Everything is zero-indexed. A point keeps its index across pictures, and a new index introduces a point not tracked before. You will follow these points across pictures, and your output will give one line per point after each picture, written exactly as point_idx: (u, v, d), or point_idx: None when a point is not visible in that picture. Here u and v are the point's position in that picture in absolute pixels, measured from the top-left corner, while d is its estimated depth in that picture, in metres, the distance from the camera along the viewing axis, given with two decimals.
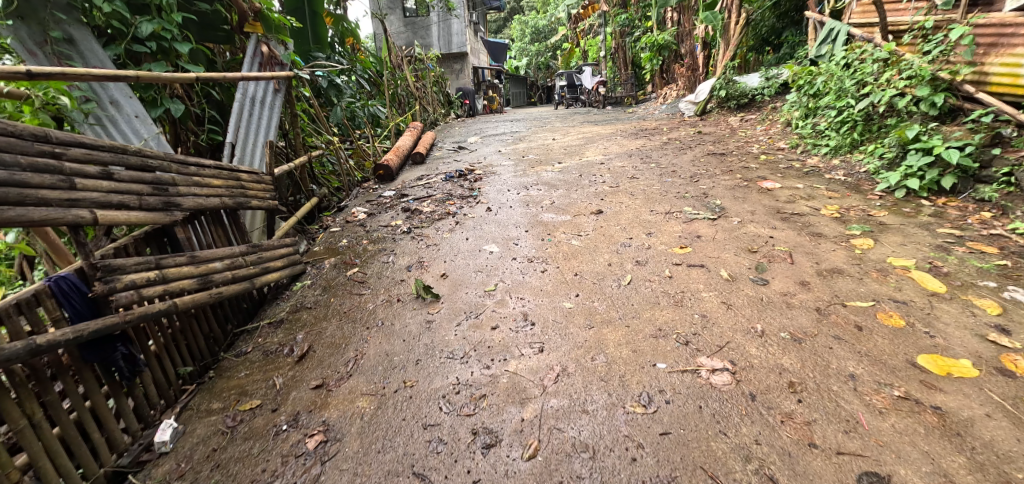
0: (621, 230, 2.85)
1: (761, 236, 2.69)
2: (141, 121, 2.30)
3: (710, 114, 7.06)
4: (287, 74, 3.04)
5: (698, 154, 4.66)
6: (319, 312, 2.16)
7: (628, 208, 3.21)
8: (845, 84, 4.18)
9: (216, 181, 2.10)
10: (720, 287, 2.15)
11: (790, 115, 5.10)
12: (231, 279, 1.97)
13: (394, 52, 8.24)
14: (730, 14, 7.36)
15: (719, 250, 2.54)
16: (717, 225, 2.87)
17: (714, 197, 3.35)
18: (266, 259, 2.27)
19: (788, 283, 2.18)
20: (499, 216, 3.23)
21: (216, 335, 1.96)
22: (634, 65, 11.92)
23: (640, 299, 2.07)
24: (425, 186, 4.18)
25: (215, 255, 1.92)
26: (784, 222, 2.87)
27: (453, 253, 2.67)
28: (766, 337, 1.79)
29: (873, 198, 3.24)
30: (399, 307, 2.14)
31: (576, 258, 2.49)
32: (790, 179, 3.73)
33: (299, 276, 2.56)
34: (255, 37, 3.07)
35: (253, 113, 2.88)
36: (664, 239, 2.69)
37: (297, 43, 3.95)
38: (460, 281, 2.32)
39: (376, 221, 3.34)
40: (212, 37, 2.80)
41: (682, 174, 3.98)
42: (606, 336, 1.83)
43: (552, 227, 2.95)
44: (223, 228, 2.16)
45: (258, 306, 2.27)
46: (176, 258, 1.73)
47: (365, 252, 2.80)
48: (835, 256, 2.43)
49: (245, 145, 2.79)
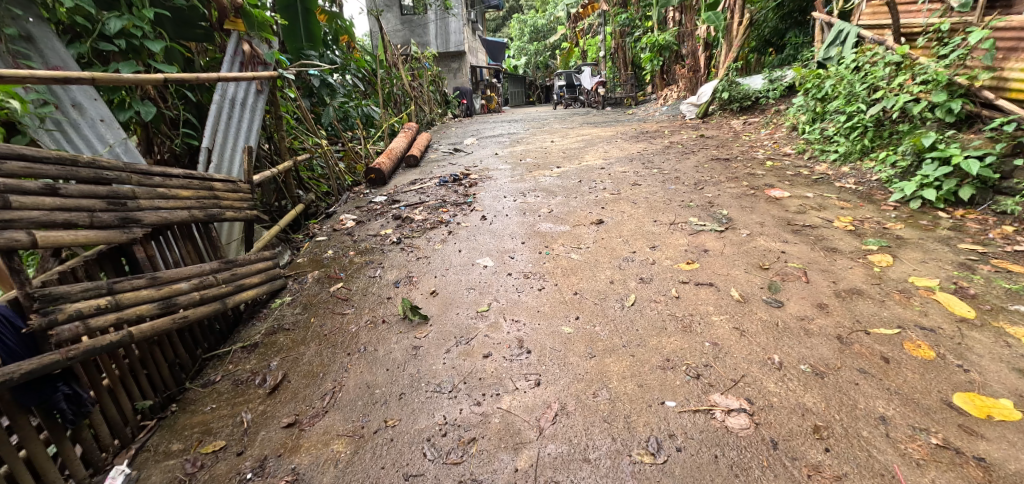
0: (623, 243, 2.68)
1: (772, 250, 2.53)
2: (107, 125, 2.12)
3: (712, 116, 6.90)
4: (270, 74, 2.83)
5: (702, 159, 4.50)
6: (297, 336, 1.99)
7: (630, 218, 3.04)
8: (856, 88, 4.02)
9: (185, 193, 1.92)
10: (732, 310, 1.99)
11: (795, 119, 4.95)
12: (198, 301, 1.80)
13: (389, 50, 8.05)
14: (733, 14, 7.22)
15: (728, 266, 2.37)
16: (725, 237, 2.71)
17: (720, 206, 3.18)
18: (241, 276, 2.09)
19: (804, 306, 2.02)
20: (494, 225, 3.06)
21: (184, 362, 1.79)
22: (634, 65, 11.73)
23: (645, 323, 1.91)
24: (418, 190, 4.01)
25: (181, 274, 1.75)
26: (796, 235, 2.71)
27: (445, 266, 2.50)
28: (785, 370, 1.63)
29: (887, 209, 3.09)
30: (384, 330, 1.97)
31: (577, 275, 2.33)
32: (798, 187, 3.57)
33: (279, 291, 2.39)
34: (236, 35, 2.87)
35: (233, 115, 2.69)
36: (669, 253, 2.53)
37: (288, 42, 3.75)
38: (452, 300, 2.15)
39: (365, 229, 3.17)
40: (190, 34, 2.62)
41: (685, 181, 3.82)
42: (610, 367, 1.67)
43: (550, 239, 2.78)
44: (194, 242, 1.99)
45: (233, 327, 2.10)
46: (134, 281, 1.56)
47: (351, 265, 2.62)
48: (852, 274, 2.28)
49: (223, 151, 2.60)
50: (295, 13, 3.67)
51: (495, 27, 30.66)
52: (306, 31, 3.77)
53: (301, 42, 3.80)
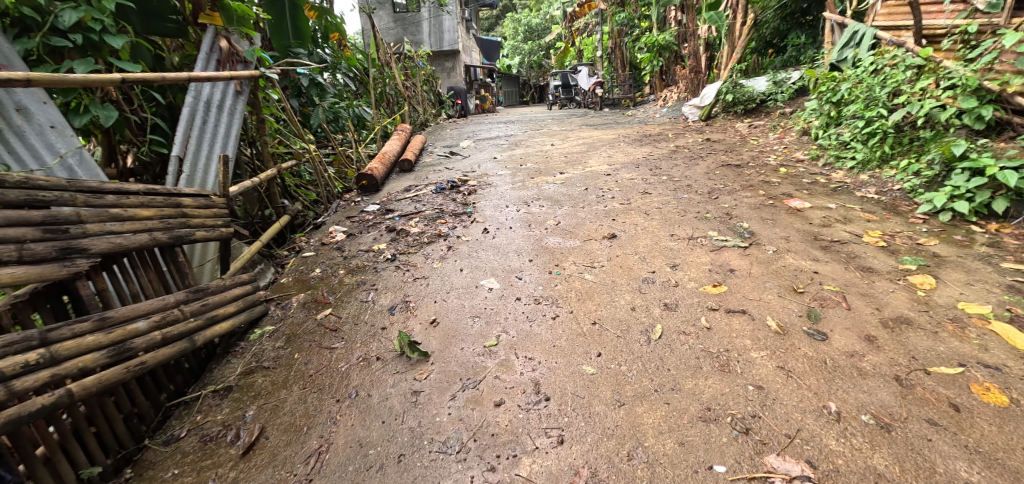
0: (641, 261, 2.45)
1: (803, 270, 2.31)
2: (59, 132, 1.84)
3: (715, 119, 6.73)
4: (251, 73, 2.56)
5: (712, 165, 4.30)
6: (277, 377, 1.74)
7: (644, 232, 2.82)
8: (875, 91, 3.84)
9: (145, 212, 1.67)
10: (772, 343, 1.77)
11: (806, 123, 4.77)
12: (160, 341, 1.55)
13: (381, 48, 7.76)
14: (736, 14, 7.05)
15: (759, 289, 2.15)
16: (750, 255, 2.49)
17: (740, 219, 2.97)
18: (214, 306, 1.84)
19: (851, 338, 1.80)
20: (498, 239, 2.82)
21: (143, 412, 1.54)
22: (632, 66, 11.53)
23: (677, 362, 1.68)
24: (413, 198, 3.75)
25: (137, 312, 1.50)
26: (826, 252, 2.51)
27: (445, 289, 2.26)
28: (845, 422, 1.41)
29: (917, 222, 2.90)
30: (378, 370, 1.72)
31: (593, 300, 2.10)
32: (818, 197, 3.37)
33: (259, 319, 2.12)
34: (213, 30, 2.59)
35: (208, 119, 2.41)
36: (692, 274, 2.31)
37: (275, 39, 3.48)
38: (455, 331, 1.90)
39: (356, 243, 2.91)
40: (159, 29, 2.35)
41: (698, 189, 3.61)
42: (643, 418, 1.44)
43: (560, 256, 2.55)
44: (159, 270, 1.74)
45: (204, 364, 1.84)
46: (78, 326, 1.32)
47: (341, 287, 2.36)
48: (896, 299, 2.07)
49: (196, 159, 2.31)
50: (282, 8, 3.40)
51: (488, 27, 30.41)
52: (293, 27, 3.49)
53: (288, 39, 3.52)
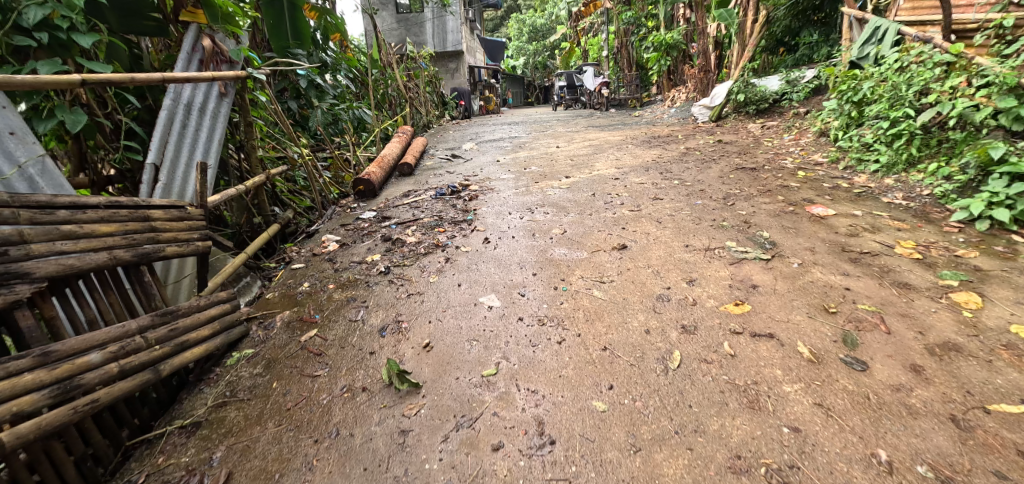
0: (654, 275, 2.26)
1: (834, 287, 2.12)
2: (19, 138, 1.66)
3: (725, 119, 6.51)
4: (235, 73, 2.38)
5: (725, 168, 4.09)
6: (252, 411, 1.57)
7: (657, 242, 2.62)
8: (900, 90, 3.61)
9: (105, 228, 1.50)
10: (807, 375, 1.58)
11: (824, 123, 4.55)
12: (117, 375, 1.38)
13: (383, 49, 7.62)
14: (746, 11, 6.83)
15: (787, 309, 1.96)
16: (774, 268, 2.29)
17: (759, 228, 2.77)
18: (184, 330, 1.67)
19: (894, 369, 1.60)
20: (499, 250, 2.63)
21: (99, 452, 1.38)
22: (639, 65, 11.30)
23: (699, 397, 1.49)
24: (411, 204, 3.58)
25: (89, 343, 1.34)
26: (857, 266, 2.31)
27: (442, 307, 2.07)
28: (898, 475, 1.21)
29: (952, 231, 2.68)
30: (363, 404, 1.54)
31: (604, 321, 1.91)
32: (842, 203, 3.16)
33: (238, 342, 1.95)
34: (195, 27, 2.41)
35: (189, 123, 2.24)
36: (712, 291, 2.11)
37: (273, 40, 3.33)
38: (450, 358, 1.72)
39: (349, 254, 2.74)
40: (138, 27, 2.18)
41: (712, 194, 3.40)
42: (663, 468, 1.24)
43: (566, 269, 2.36)
44: (122, 291, 1.57)
45: (174, 394, 1.67)
46: (15, 364, 1.16)
47: (329, 304, 2.18)
48: (940, 321, 1.86)
49: (175, 167, 2.15)
50: (280, 8, 3.25)
51: (492, 27, 30.26)
52: (293, 27, 3.34)
53: (287, 40, 3.37)
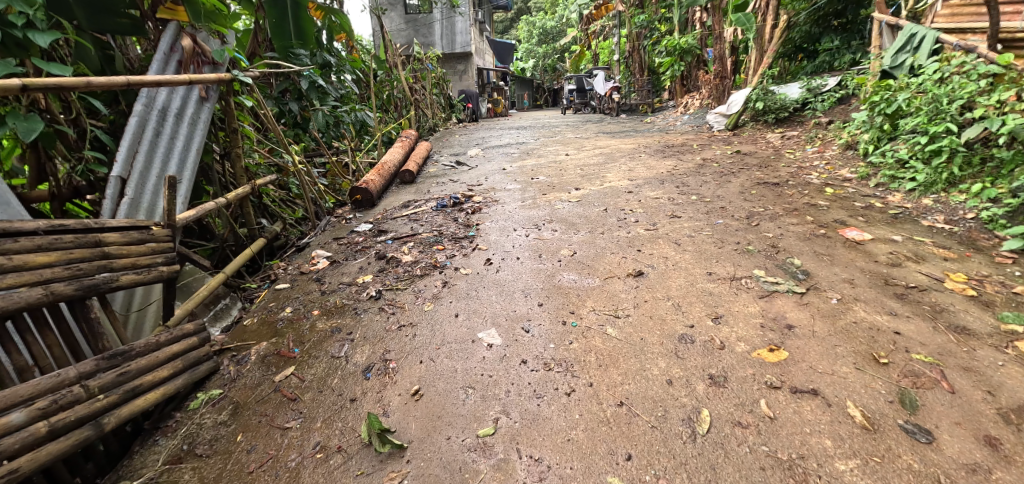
0: (675, 310, 2.02)
1: (881, 331, 1.88)
2: None
3: (742, 128, 6.25)
4: (217, 76, 2.16)
5: (746, 183, 3.83)
6: (209, 472, 1.35)
7: (676, 268, 2.38)
8: (941, 103, 3.33)
9: (41, 257, 1.29)
10: (862, 449, 1.34)
11: (852, 136, 4.28)
12: (44, 437, 1.16)
13: (389, 49, 7.43)
14: (764, 16, 6.57)
15: (829, 359, 1.72)
16: (810, 304, 2.05)
17: (790, 254, 2.52)
18: (138, 373, 1.45)
19: (965, 443, 1.36)
20: (502, 273, 2.40)
21: None
22: (650, 70, 11.01)
23: (736, 474, 1.25)
24: (411, 217, 3.36)
25: (10, 399, 1.12)
26: (904, 305, 2.06)
27: (435, 343, 1.84)
28: None
29: (1005, 262, 2.42)
30: (338, 469, 1.31)
31: (619, 368, 1.67)
32: (877, 226, 2.90)
33: (205, 380, 1.73)
34: (175, 26, 2.20)
35: (163, 131, 2.03)
36: (742, 331, 1.86)
37: (274, 39, 3.11)
38: (442, 411, 1.49)
39: (340, 273, 2.52)
40: (112, 26, 1.97)
41: (734, 212, 3.15)
42: None
43: (576, 298, 2.12)
44: (65, 330, 1.36)
45: (126, 445, 1.46)
46: None
47: (312, 336, 1.95)
48: (1011, 377, 1.61)
49: (145, 179, 1.93)
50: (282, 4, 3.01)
51: (502, 29, 30.09)
52: (295, 25, 3.11)
53: (289, 39, 3.14)
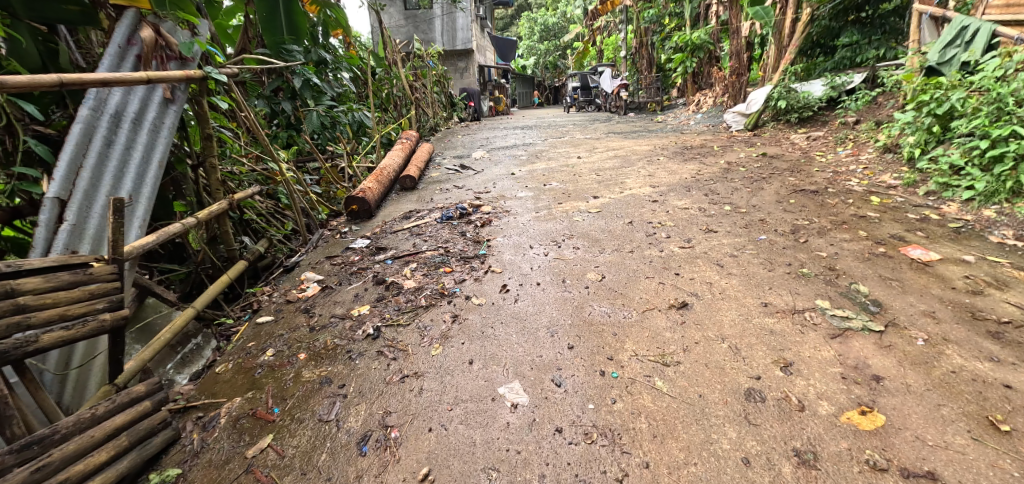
0: (734, 354, 1.68)
1: (988, 383, 1.53)
2: None
3: (762, 128, 5.90)
4: (182, 73, 1.80)
5: (782, 190, 3.50)
6: None
7: (725, 297, 2.04)
8: (1005, 104, 2.99)
9: None
10: None
11: (891, 138, 3.93)
12: None
13: (389, 45, 7.07)
14: (785, 9, 6.22)
15: (937, 425, 1.37)
16: (893, 347, 1.71)
17: (853, 280, 2.18)
18: (63, 464, 1.10)
19: None
20: (521, 303, 2.06)
21: None
22: (658, 67, 10.60)
23: None
24: (413, 230, 3.01)
25: None
26: (1005, 346, 1.71)
27: (447, 403, 1.50)
28: None
29: None
30: None
31: (679, 440, 1.33)
32: (941, 243, 2.55)
33: (160, 455, 1.38)
34: (132, 14, 1.85)
35: (115, 141, 1.68)
36: (821, 386, 1.53)
37: (263, 34, 2.74)
38: None
39: (331, 303, 2.17)
40: (55, 14, 1.62)
41: (776, 226, 2.81)
42: None
43: (613, 339, 1.78)
44: None
45: None
46: None
47: (296, 390, 1.61)
48: None
49: (89, 200, 1.58)
50: None
51: (503, 27, 29.69)
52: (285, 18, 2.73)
53: (280, 34, 2.77)
